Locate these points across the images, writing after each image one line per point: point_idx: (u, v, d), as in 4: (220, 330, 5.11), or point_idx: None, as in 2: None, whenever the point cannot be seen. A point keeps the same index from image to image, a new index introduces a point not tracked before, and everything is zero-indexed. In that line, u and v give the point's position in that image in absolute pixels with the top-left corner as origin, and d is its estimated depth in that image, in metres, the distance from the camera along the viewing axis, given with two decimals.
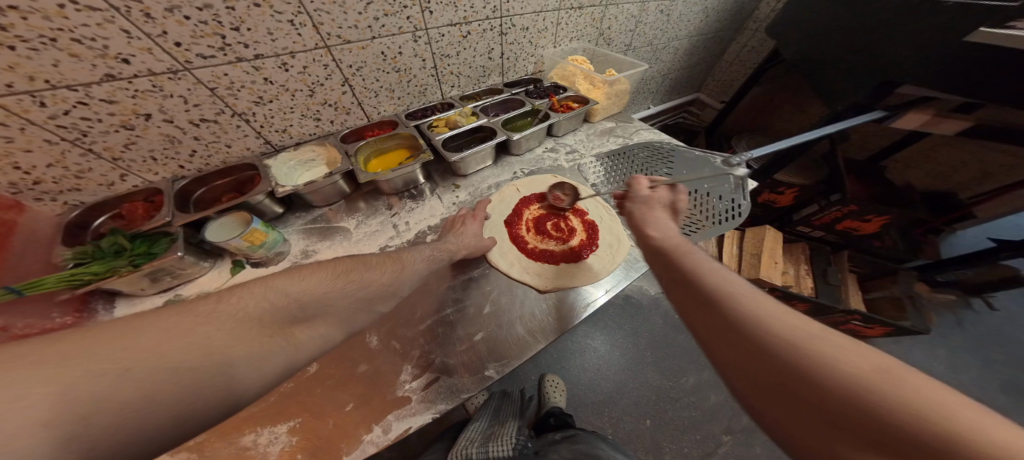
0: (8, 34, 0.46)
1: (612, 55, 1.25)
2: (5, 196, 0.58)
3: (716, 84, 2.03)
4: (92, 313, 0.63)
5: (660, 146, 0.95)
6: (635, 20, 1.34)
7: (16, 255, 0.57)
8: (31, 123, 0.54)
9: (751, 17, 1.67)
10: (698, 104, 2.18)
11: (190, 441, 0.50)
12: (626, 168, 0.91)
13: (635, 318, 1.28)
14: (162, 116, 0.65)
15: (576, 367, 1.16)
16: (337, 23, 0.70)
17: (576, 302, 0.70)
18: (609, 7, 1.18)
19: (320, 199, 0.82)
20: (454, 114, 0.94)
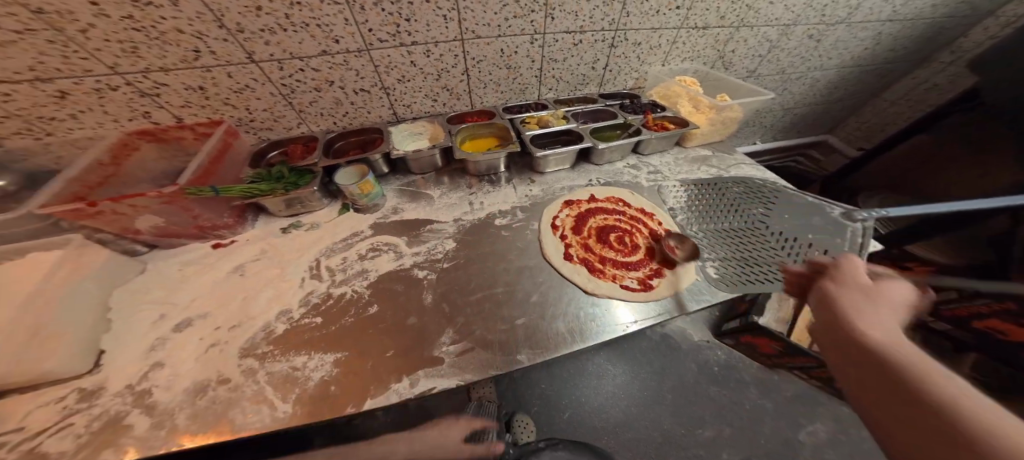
0: (288, 20, 0.69)
1: (727, 80, 1.17)
2: (231, 123, 0.82)
3: (859, 127, 1.72)
4: (244, 220, 0.84)
5: (760, 187, 0.88)
6: (770, 46, 1.22)
7: (224, 166, 0.80)
8: (268, 80, 0.78)
9: (953, 44, 1.36)
10: (823, 149, 1.89)
11: (258, 350, 0.61)
12: (713, 202, 0.86)
13: (669, 359, 1.17)
14: (340, 84, 0.85)
15: (589, 388, 1.11)
16: (476, 20, 0.81)
17: (614, 321, 0.67)
18: (741, 29, 1.10)
19: (417, 166, 0.95)
20: (547, 115, 1.00)
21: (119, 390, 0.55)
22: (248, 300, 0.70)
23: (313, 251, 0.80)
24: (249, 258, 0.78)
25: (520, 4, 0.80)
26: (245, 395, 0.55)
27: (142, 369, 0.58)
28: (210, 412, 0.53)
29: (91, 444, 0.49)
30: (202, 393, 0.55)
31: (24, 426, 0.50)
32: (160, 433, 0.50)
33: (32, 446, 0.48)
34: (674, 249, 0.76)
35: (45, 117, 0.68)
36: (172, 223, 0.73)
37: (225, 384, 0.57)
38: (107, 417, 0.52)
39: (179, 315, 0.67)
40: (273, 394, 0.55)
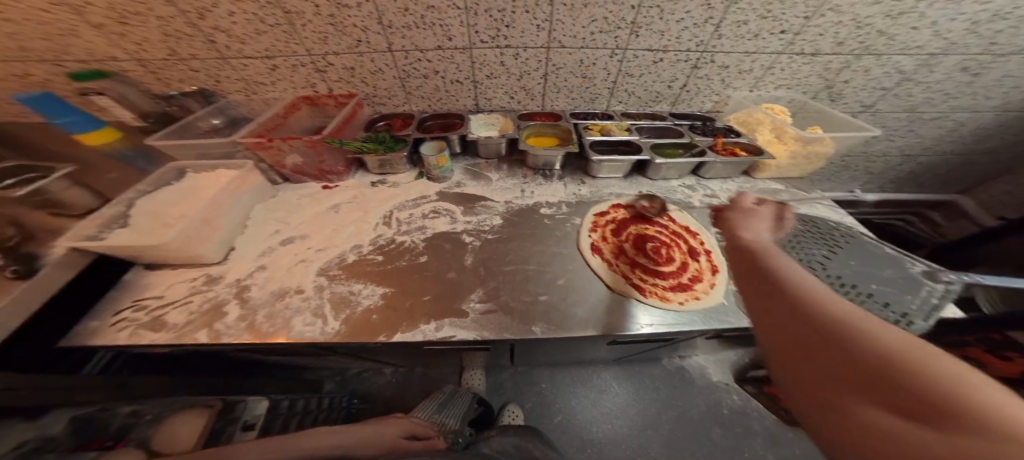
0: (423, 20, 0.89)
1: (829, 113, 1.06)
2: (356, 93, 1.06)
3: (1015, 190, 1.38)
4: (350, 171, 1.03)
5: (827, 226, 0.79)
6: (900, 78, 1.06)
7: (350, 127, 1.05)
8: (393, 64, 1.00)
9: None
10: (949, 212, 1.58)
11: (331, 272, 0.77)
12: None
13: (677, 390, 1.19)
14: (443, 74, 1.04)
15: (588, 399, 1.17)
16: (564, 32, 0.92)
17: (627, 318, 0.73)
18: (864, 57, 0.98)
19: (484, 151, 1.09)
20: (612, 125, 1.06)
21: (229, 282, 0.72)
22: (336, 231, 0.86)
23: (389, 204, 0.94)
24: (344, 201, 0.94)
25: (608, 20, 0.88)
26: (309, 307, 0.71)
27: (250, 269, 0.75)
28: (280, 317, 0.68)
29: (193, 323, 0.65)
30: (282, 297, 0.72)
31: (163, 296, 0.69)
32: (241, 324, 0.66)
33: (160, 314, 0.66)
34: (646, 207, 0.94)
35: (257, 82, 0.99)
36: (306, 163, 0.93)
37: (300, 293, 0.73)
38: (215, 301, 0.69)
39: (289, 232, 0.84)
40: (329, 312, 0.70)
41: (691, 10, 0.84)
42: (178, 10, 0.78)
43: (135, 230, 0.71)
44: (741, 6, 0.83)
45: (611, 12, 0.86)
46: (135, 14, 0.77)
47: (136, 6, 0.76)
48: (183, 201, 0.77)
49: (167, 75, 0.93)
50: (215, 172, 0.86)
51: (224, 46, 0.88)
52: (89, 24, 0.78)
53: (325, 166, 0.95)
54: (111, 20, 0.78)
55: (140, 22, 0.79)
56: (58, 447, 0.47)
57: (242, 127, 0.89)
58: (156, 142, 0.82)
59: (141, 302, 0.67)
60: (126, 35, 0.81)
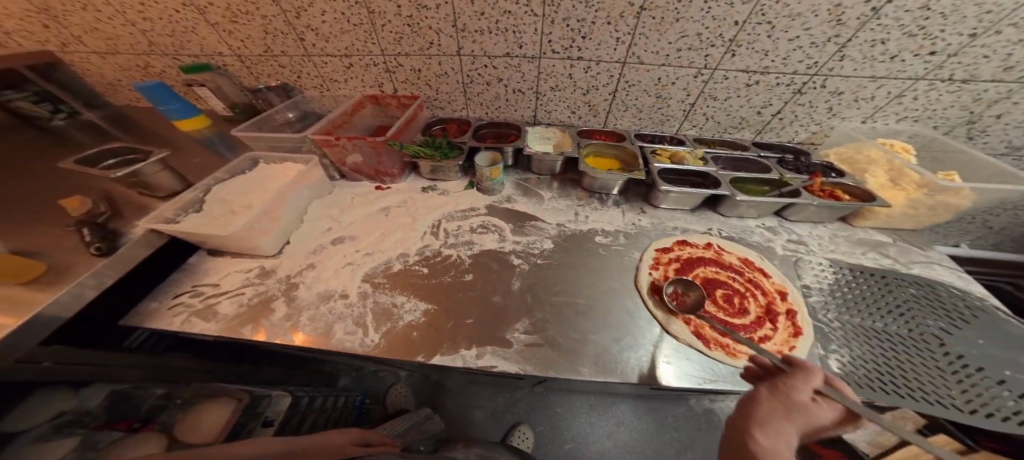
0: (497, 26, 0.86)
1: (971, 155, 0.86)
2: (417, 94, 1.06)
3: None
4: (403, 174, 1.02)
5: (951, 300, 0.73)
6: None
7: (410, 130, 1.04)
8: (459, 69, 0.98)
9: None
10: None
11: (376, 280, 0.76)
12: (864, 297, 0.73)
13: (703, 435, 1.05)
14: (506, 82, 1.00)
15: (601, 428, 1.07)
16: (646, 47, 0.83)
17: (682, 372, 0.62)
18: None
19: (537, 166, 1.03)
20: (685, 152, 0.93)
21: (280, 278, 0.73)
22: (385, 235, 0.85)
23: (437, 213, 0.92)
24: (395, 204, 0.94)
25: (701, 37, 0.78)
26: (350, 314, 0.69)
27: (301, 266, 0.76)
28: (322, 321, 0.67)
29: (240, 317, 0.65)
30: (327, 300, 0.71)
31: (218, 284, 0.70)
32: (286, 324, 0.65)
33: (214, 303, 0.67)
34: (678, 297, 0.74)
35: (332, 80, 1.03)
36: (365, 163, 0.94)
37: (344, 299, 0.72)
38: (265, 295, 0.70)
39: (339, 231, 0.84)
40: (370, 322, 0.68)
41: (812, 27, 0.72)
42: (280, 10, 0.85)
43: (205, 217, 0.74)
44: (882, 22, 0.69)
45: (707, 27, 0.76)
46: (245, 13, 0.85)
47: (248, 6, 0.83)
48: (252, 191, 0.80)
49: (260, 71, 1.00)
50: (285, 164, 0.89)
51: (311, 44, 0.94)
52: (207, 22, 0.86)
53: (381, 168, 0.95)
54: (225, 19, 0.86)
55: (247, 21, 0.87)
56: (89, 424, 0.52)
57: (314, 123, 0.92)
58: (240, 133, 0.87)
59: (198, 289, 0.69)
60: (233, 33, 0.90)
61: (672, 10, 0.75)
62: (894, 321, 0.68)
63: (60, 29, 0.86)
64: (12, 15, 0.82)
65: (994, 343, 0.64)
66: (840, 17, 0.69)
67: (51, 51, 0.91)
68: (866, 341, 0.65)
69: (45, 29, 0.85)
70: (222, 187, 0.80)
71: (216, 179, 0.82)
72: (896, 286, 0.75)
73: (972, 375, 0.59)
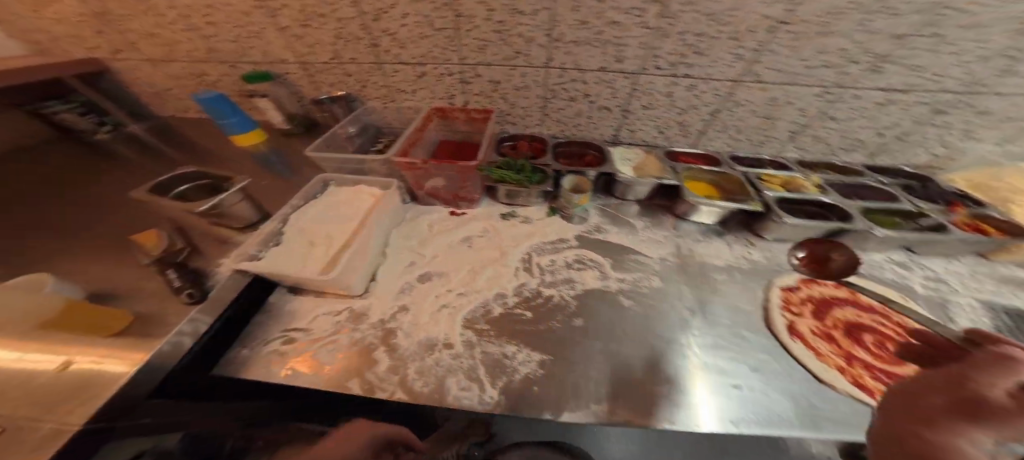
0: (599, 37, 0.75)
1: None
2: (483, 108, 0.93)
3: None
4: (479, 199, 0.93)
5: None
6: None
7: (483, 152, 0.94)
8: (543, 83, 0.88)
9: None
10: None
11: (480, 325, 0.68)
12: None
13: None
14: (593, 99, 0.90)
15: None
16: (771, 65, 0.73)
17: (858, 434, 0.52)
18: None
19: (623, 191, 0.93)
20: (802, 178, 0.82)
21: (374, 323, 0.65)
22: (475, 271, 0.77)
23: (525, 244, 0.84)
24: (475, 233, 0.85)
25: (843, 53, 0.68)
26: (460, 367, 0.61)
27: (392, 309, 0.68)
28: (433, 374, 0.59)
29: (343, 369, 0.57)
30: (431, 350, 0.63)
31: (308, 329, 0.63)
32: (394, 378, 0.58)
33: (310, 351, 0.59)
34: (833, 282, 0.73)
35: (399, 90, 0.94)
36: (445, 188, 0.84)
37: (450, 349, 0.64)
38: (363, 344, 0.62)
39: (424, 267, 0.76)
40: (484, 375, 0.60)
41: (988, 39, 0.63)
42: (358, 12, 0.77)
43: (287, 250, 0.66)
44: None
45: (856, 42, 0.66)
46: (319, 16, 0.77)
47: (324, 8, 0.76)
48: (336, 224, 0.73)
49: (323, 78, 0.90)
50: (357, 187, 0.81)
51: (383, 51, 0.85)
52: (277, 25, 0.79)
53: (462, 194, 0.87)
54: (297, 22, 0.78)
55: (322, 24, 0.79)
56: None
57: (393, 144, 0.82)
58: (314, 153, 0.80)
59: (289, 337, 0.61)
60: (303, 38, 0.82)
61: (818, 25, 0.64)
62: None
63: (114, 34, 0.80)
64: (62, 20, 0.78)
65: None
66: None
67: (98, 59, 0.87)
68: None
69: (98, 34, 0.80)
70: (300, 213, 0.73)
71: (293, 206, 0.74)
72: None
73: None
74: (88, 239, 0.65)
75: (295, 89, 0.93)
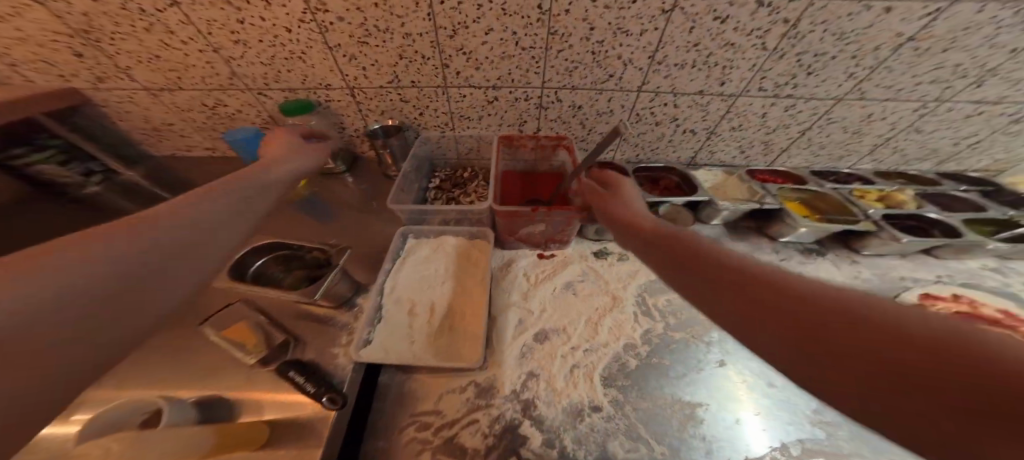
0: (711, 59, 0.66)
1: None
2: (557, 133, 0.82)
3: None
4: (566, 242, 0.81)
5: None
6: None
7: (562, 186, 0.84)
8: (632, 108, 0.78)
9: None
10: None
11: (619, 382, 0.61)
12: None
13: None
14: (682, 122, 0.81)
15: None
16: (879, 83, 0.70)
17: None
18: None
19: (709, 215, 0.86)
20: (899, 194, 0.83)
21: (507, 394, 0.58)
22: (591, 322, 0.69)
23: (634, 284, 0.76)
24: (575, 276, 0.76)
25: (957, 68, 0.67)
26: (617, 428, 0.56)
27: (521, 376, 0.60)
28: (592, 442, 0.53)
29: (497, 450, 0.52)
30: (580, 416, 0.56)
31: (441, 411, 0.55)
32: (553, 455, 0.52)
33: (452, 435, 0.53)
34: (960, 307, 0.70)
35: (464, 117, 0.77)
36: (543, 232, 0.73)
37: (598, 411, 0.57)
38: (505, 423, 0.54)
39: (536, 325, 0.68)
40: (645, 434, 0.55)
41: None
42: (433, 26, 0.58)
43: (393, 328, 0.57)
44: None
45: (974, 57, 0.64)
46: (381, 32, 0.59)
47: (395, 21, 0.58)
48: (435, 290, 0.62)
49: (370, 105, 0.73)
50: (441, 238, 0.72)
51: (453, 72, 0.66)
52: (325, 42, 0.61)
53: (558, 237, 0.75)
54: (352, 39, 0.60)
55: (387, 40, 0.60)
56: None
57: (490, 187, 0.71)
58: (395, 206, 0.68)
59: (422, 423, 0.54)
60: (356, 59, 0.64)
61: (944, 41, 0.62)
62: None
63: (96, 51, 0.63)
64: (28, 41, 0.61)
65: None
66: None
67: (78, 88, 0.70)
68: None
69: (81, 59, 0.64)
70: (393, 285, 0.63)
71: (384, 272, 0.64)
72: None
73: None
74: (168, 324, 0.58)
75: (337, 119, 0.77)
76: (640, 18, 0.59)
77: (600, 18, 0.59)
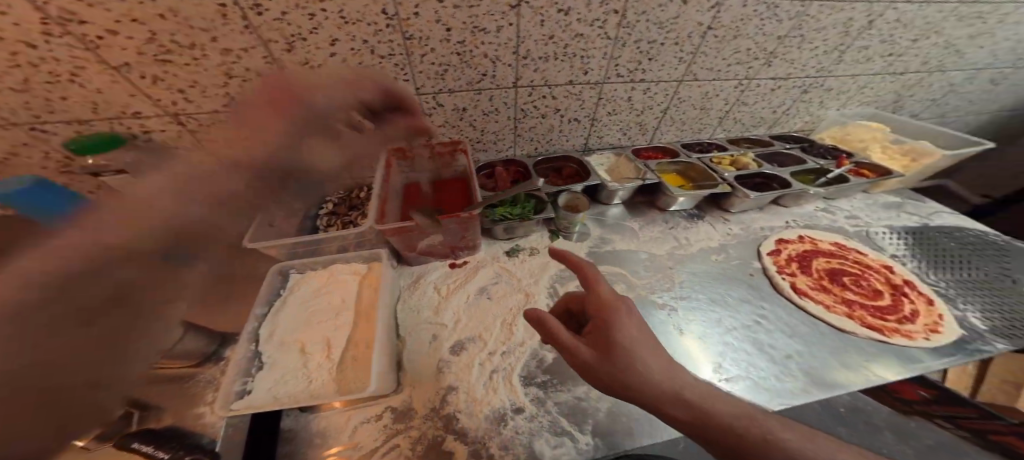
0: (566, 51, 0.73)
1: (931, 128, 1.05)
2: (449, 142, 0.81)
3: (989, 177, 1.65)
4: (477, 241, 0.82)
5: (976, 240, 0.96)
6: (965, 87, 1.12)
7: (465, 193, 0.83)
8: (512, 105, 0.81)
9: None
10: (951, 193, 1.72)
11: (539, 379, 0.60)
12: (928, 252, 0.92)
13: None
14: (562, 112, 0.87)
15: None
16: (704, 63, 0.83)
17: (881, 369, 0.66)
18: (936, 75, 1.02)
19: (608, 196, 0.94)
20: (744, 156, 0.98)
21: (427, 413, 0.54)
22: (507, 324, 0.69)
23: (543, 276, 0.77)
24: (488, 281, 0.76)
25: (750, 52, 0.82)
26: (541, 426, 0.54)
27: (439, 392, 0.57)
28: (518, 444, 0.51)
29: None
30: (505, 418, 0.55)
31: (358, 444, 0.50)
32: None
33: None
34: (804, 248, 0.88)
35: None
36: (443, 242, 0.71)
37: (521, 413, 0.56)
38: (427, 442, 0.51)
39: (450, 337, 0.65)
40: (569, 425, 0.55)
41: (827, 39, 0.82)
42: (258, 40, 0.53)
43: (277, 376, 0.49)
44: (872, 32, 0.82)
45: (757, 43, 0.80)
46: (191, 48, 0.51)
47: (201, 36, 0.50)
48: (316, 330, 0.55)
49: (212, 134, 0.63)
50: (331, 268, 0.65)
51: None
52: (103, 61, 0.49)
53: (461, 247, 0.75)
54: (147, 57, 0.50)
55: (197, 58, 0.52)
56: None
57: (371, 207, 0.66)
58: (255, 243, 0.58)
59: None
60: (164, 80, 0.54)
61: (733, 28, 0.76)
62: (969, 270, 0.87)
63: None
64: None
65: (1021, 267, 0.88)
66: (850, 28, 0.80)
67: None
68: (970, 300, 0.80)
69: None
70: (270, 330, 0.54)
71: (256, 318, 0.55)
72: (934, 238, 0.95)
73: None
74: None
75: (173, 153, 0.65)
76: (492, 15, 0.62)
77: (453, 18, 0.61)
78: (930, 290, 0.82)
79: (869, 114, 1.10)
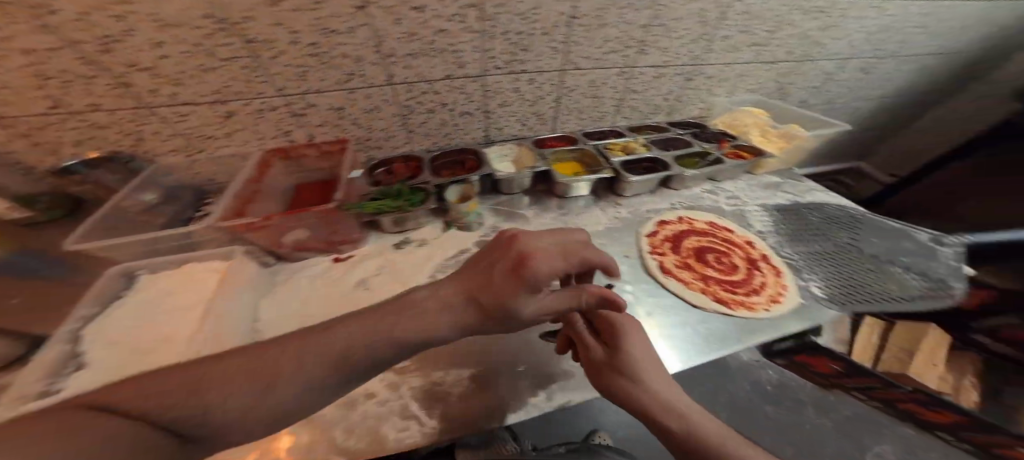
0: (432, 46, 0.75)
1: (802, 113, 1.15)
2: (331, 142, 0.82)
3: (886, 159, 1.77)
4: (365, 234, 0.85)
5: (837, 215, 1.06)
6: (840, 75, 1.23)
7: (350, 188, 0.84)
8: (391, 100, 0.82)
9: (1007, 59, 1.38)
10: (854, 175, 1.84)
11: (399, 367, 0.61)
12: (792, 228, 1.01)
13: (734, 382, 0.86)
14: (449, 106, 0.89)
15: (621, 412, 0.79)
16: (580, 53, 0.87)
17: (719, 339, 0.71)
18: (805, 63, 1.12)
19: (508, 186, 0.95)
20: (633, 142, 1.05)
21: None
22: None
23: (425, 267, 0.80)
24: (368, 273, 0.76)
25: (620, 40, 0.87)
26: (391, 411, 0.55)
27: None
28: (362, 426, 0.52)
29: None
30: (355, 404, 0.55)
31: None
32: (318, 448, 0.49)
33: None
34: (679, 229, 0.95)
35: (205, 136, 0.72)
36: (312, 238, 0.73)
37: (372, 398, 0.56)
38: None
39: None
40: (419, 409, 0.55)
41: (689, 27, 0.88)
42: (64, 41, 0.51)
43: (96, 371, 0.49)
44: (729, 21, 0.90)
45: (624, 31, 0.85)
46: None
47: None
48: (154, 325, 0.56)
49: (47, 138, 0.62)
50: (185, 267, 0.64)
51: (146, 92, 0.62)
52: None
53: (336, 241, 0.77)
54: None
55: None
56: None
57: (219, 205, 0.66)
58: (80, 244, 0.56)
59: None
60: None
61: (596, 18, 0.81)
62: (824, 242, 0.98)
63: None
64: None
65: (872, 238, 0.99)
66: (706, 18, 0.87)
67: None
68: (813, 268, 0.91)
69: None
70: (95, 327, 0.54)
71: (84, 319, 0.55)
72: (802, 216, 1.05)
73: (876, 262, 0.92)
74: None
75: (8, 159, 0.63)
76: (338, 17, 0.63)
77: (296, 21, 0.61)
78: (781, 262, 0.90)
79: (756, 100, 1.18)
